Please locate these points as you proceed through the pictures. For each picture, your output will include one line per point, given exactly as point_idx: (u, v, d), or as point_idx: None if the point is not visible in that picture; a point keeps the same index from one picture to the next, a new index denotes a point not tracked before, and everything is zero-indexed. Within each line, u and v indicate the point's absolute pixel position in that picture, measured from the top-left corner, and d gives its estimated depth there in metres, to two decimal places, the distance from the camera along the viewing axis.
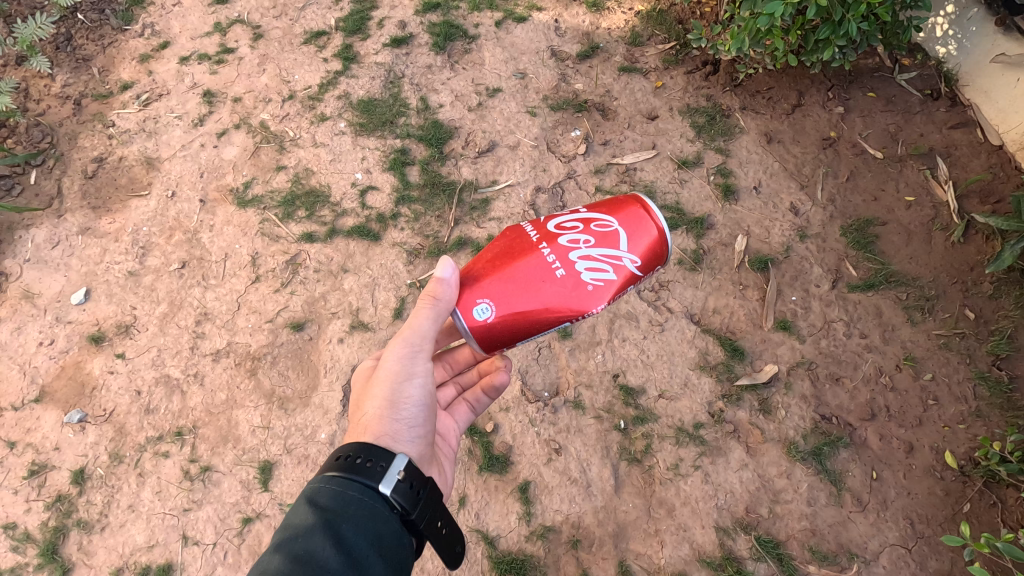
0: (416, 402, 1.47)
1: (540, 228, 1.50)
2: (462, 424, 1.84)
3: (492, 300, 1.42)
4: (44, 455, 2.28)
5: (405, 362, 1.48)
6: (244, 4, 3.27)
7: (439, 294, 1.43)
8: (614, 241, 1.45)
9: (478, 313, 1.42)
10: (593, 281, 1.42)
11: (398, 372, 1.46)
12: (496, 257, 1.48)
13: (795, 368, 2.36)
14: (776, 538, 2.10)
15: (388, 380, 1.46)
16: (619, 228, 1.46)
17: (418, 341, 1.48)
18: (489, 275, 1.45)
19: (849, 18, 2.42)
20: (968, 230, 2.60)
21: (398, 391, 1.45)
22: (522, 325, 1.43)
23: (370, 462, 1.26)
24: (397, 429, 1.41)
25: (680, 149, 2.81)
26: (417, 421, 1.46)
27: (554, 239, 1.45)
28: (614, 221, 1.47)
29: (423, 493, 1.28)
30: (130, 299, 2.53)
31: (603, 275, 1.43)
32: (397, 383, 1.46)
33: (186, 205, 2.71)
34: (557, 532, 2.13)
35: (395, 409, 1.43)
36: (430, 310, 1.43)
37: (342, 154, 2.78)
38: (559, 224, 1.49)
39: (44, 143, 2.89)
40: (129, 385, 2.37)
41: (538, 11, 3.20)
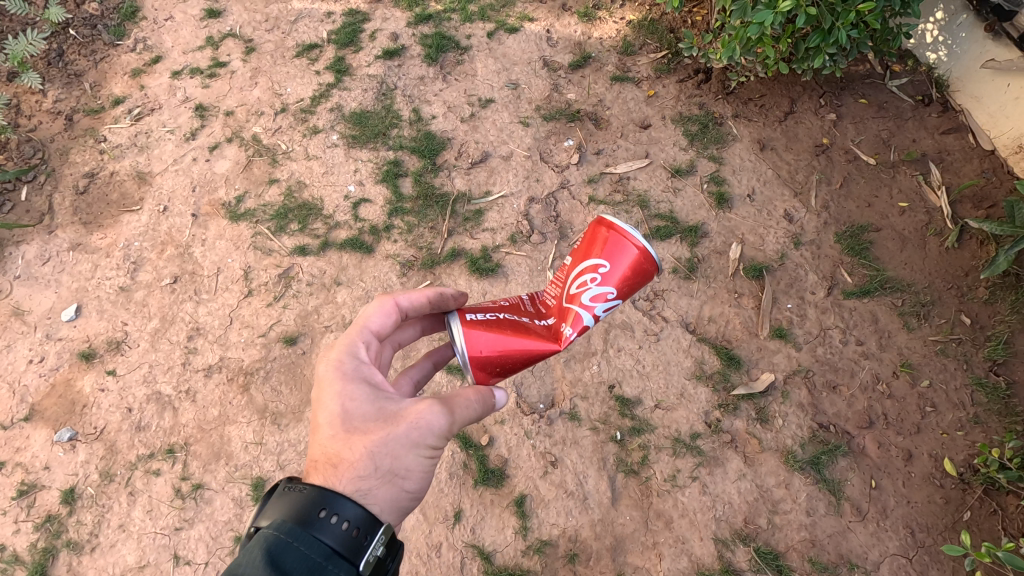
0: (425, 477, 1.39)
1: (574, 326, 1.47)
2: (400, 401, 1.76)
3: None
4: (33, 474, 2.25)
5: (432, 439, 1.35)
6: (236, 18, 3.27)
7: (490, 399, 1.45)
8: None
9: None
10: None
11: (422, 445, 1.34)
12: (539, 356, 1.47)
13: (792, 377, 2.35)
14: (776, 550, 2.08)
15: (411, 445, 1.33)
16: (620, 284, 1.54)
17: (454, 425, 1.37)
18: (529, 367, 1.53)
19: (838, 26, 2.43)
20: (962, 235, 2.60)
21: (416, 464, 1.34)
22: None
23: (351, 524, 1.21)
24: (396, 498, 1.34)
25: (673, 157, 2.81)
26: (414, 495, 1.40)
27: None
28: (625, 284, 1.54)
29: (390, 565, 1.28)
30: (121, 315, 2.51)
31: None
32: (421, 458, 1.35)
33: (178, 220, 2.70)
34: (554, 546, 2.11)
35: (405, 481, 1.34)
36: (478, 408, 1.41)
37: (335, 167, 2.78)
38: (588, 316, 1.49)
39: (35, 159, 2.88)
40: (120, 403, 2.35)
41: (530, 22, 3.21)
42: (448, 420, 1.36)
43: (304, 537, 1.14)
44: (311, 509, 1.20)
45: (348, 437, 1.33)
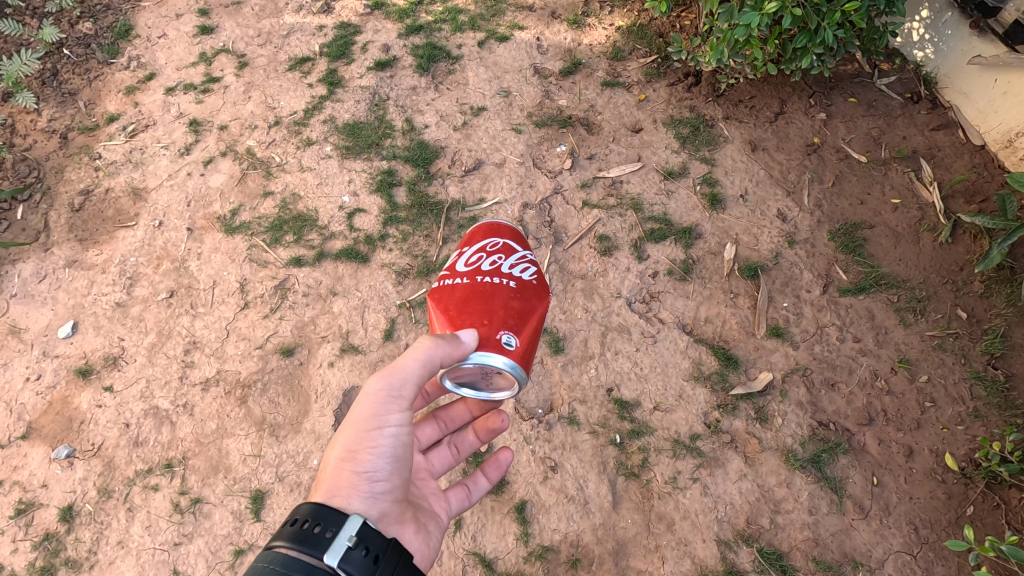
0: (383, 455, 1.39)
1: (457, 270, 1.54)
2: (456, 507, 1.72)
3: (510, 332, 1.38)
4: (31, 492, 2.24)
5: (377, 409, 1.38)
6: (228, 33, 3.30)
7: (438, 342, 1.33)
8: (511, 247, 1.58)
9: (508, 343, 1.37)
10: (530, 269, 1.56)
11: (369, 419, 1.38)
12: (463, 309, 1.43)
13: (790, 376, 2.34)
14: (779, 550, 2.07)
15: (356, 425, 1.38)
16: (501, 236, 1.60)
17: (399, 385, 1.38)
18: (483, 320, 1.39)
19: (825, 26, 2.46)
20: (956, 230, 2.61)
21: (363, 441, 1.37)
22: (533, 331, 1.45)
23: (322, 528, 1.19)
24: (356, 483, 1.34)
25: (665, 160, 2.82)
26: (382, 477, 1.39)
27: (476, 266, 1.52)
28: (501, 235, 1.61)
29: (383, 559, 1.20)
30: (118, 330, 2.51)
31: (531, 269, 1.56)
32: (363, 433, 1.37)
33: (173, 234, 2.71)
34: (556, 552, 2.09)
35: (356, 462, 1.36)
36: (423, 358, 1.32)
37: (330, 178, 2.79)
38: (468, 257, 1.56)
39: (31, 177, 2.89)
40: (118, 419, 2.34)
41: (520, 30, 3.24)
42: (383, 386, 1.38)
43: (280, 557, 1.14)
44: (290, 530, 1.19)
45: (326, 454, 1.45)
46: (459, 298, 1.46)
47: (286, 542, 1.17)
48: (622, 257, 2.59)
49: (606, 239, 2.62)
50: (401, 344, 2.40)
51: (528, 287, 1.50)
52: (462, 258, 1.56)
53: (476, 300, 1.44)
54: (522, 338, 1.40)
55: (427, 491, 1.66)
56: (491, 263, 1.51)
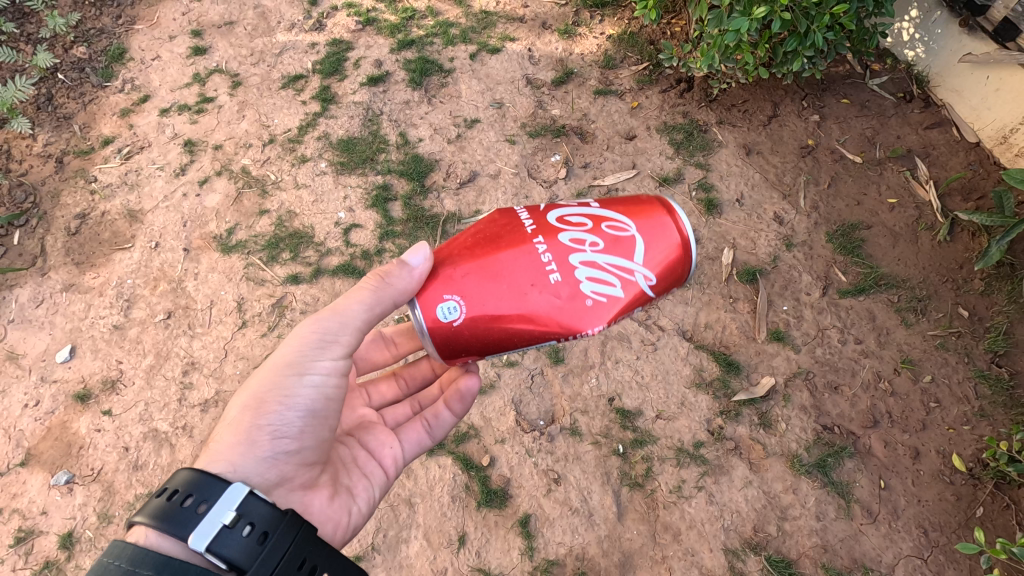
0: (296, 408, 1.36)
1: (537, 216, 1.38)
2: (410, 451, 1.71)
3: (456, 307, 1.31)
4: (30, 520, 2.22)
5: (301, 352, 1.37)
6: (221, 53, 3.32)
7: (391, 274, 1.35)
8: (629, 249, 1.34)
9: (444, 312, 1.31)
10: (593, 294, 1.31)
11: (292, 364, 1.36)
12: (483, 242, 1.35)
13: (793, 380, 2.32)
14: (788, 558, 2.04)
15: (272, 371, 1.37)
16: (639, 235, 1.35)
17: (336, 330, 1.39)
18: (475, 274, 1.31)
19: (815, 29, 2.47)
20: (953, 228, 2.60)
21: (277, 388, 1.35)
22: (497, 330, 1.32)
23: (200, 504, 1.14)
24: (261, 436, 1.33)
25: (660, 166, 2.82)
26: (294, 436, 1.36)
27: (553, 233, 1.34)
28: (650, 252, 1.35)
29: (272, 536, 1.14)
30: (116, 353, 2.50)
31: (614, 286, 1.32)
32: (281, 380, 1.35)
33: (170, 255, 2.70)
34: (561, 565, 2.06)
35: (262, 412, 1.34)
36: (367, 291, 1.38)
37: (325, 194, 2.79)
38: (564, 219, 1.37)
39: (27, 203, 2.89)
40: (116, 442, 2.32)
41: (511, 42, 3.25)
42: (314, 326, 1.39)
43: (130, 552, 1.05)
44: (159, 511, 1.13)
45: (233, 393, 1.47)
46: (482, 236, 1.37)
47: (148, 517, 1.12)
48: None
49: None
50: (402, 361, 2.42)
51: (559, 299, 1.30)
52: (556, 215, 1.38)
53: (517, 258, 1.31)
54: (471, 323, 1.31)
55: (369, 439, 1.65)
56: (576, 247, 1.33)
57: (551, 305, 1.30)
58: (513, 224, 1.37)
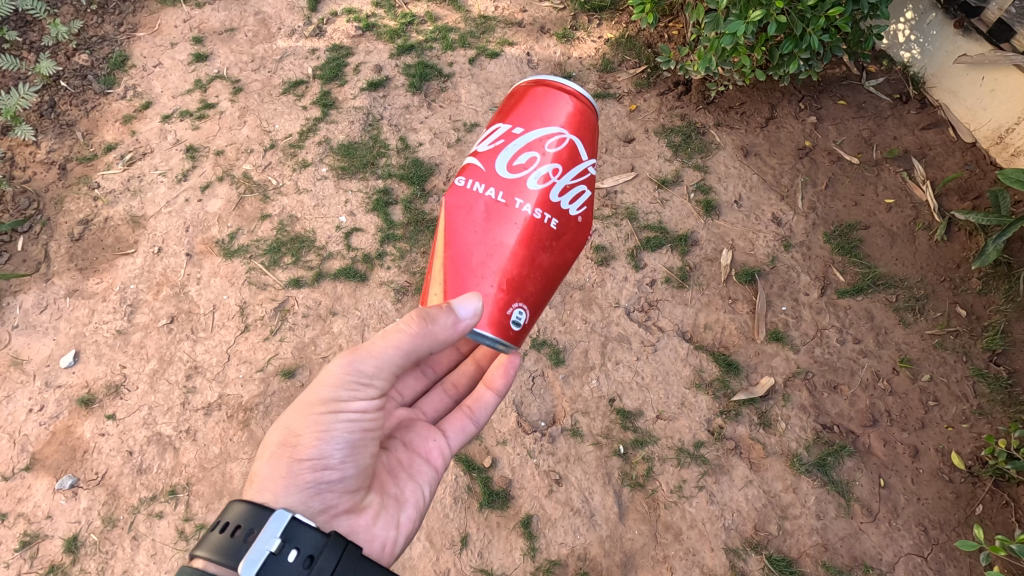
0: (336, 443, 1.39)
1: (498, 181, 1.53)
2: (455, 441, 1.74)
3: (520, 308, 1.52)
4: (35, 524, 2.24)
5: (335, 391, 1.39)
6: (222, 60, 3.34)
7: (435, 322, 1.38)
8: (578, 157, 1.60)
9: (519, 319, 1.52)
10: (580, 212, 1.63)
11: (328, 403, 1.38)
12: (481, 234, 1.50)
13: (792, 379, 2.34)
14: (788, 557, 2.05)
15: (308, 407, 1.40)
16: (571, 139, 1.60)
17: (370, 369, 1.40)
18: (496, 279, 1.49)
19: (810, 32, 2.49)
20: (950, 227, 2.62)
21: (313, 425, 1.38)
22: (546, 289, 1.60)
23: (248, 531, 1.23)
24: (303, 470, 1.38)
25: (659, 169, 2.84)
26: (334, 467, 1.39)
27: (525, 186, 1.53)
28: (570, 132, 1.60)
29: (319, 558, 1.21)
30: (119, 358, 2.52)
31: (584, 192, 1.63)
32: (314, 417, 1.38)
33: (173, 260, 2.72)
34: (563, 566, 2.08)
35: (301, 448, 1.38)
36: (401, 334, 1.38)
37: (326, 199, 2.81)
38: (517, 166, 1.54)
39: (31, 210, 2.91)
40: (121, 446, 2.34)
41: (510, 46, 3.28)
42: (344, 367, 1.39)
43: None
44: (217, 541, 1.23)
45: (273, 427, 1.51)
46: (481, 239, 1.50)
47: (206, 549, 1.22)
48: (620, 266, 2.60)
49: (602, 249, 2.63)
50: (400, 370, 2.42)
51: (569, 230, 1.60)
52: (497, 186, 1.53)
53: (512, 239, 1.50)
54: (532, 306, 1.56)
55: (413, 437, 1.67)
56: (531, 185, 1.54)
57: (563, 245, 1.60)
58: (486, 204, 1.52)
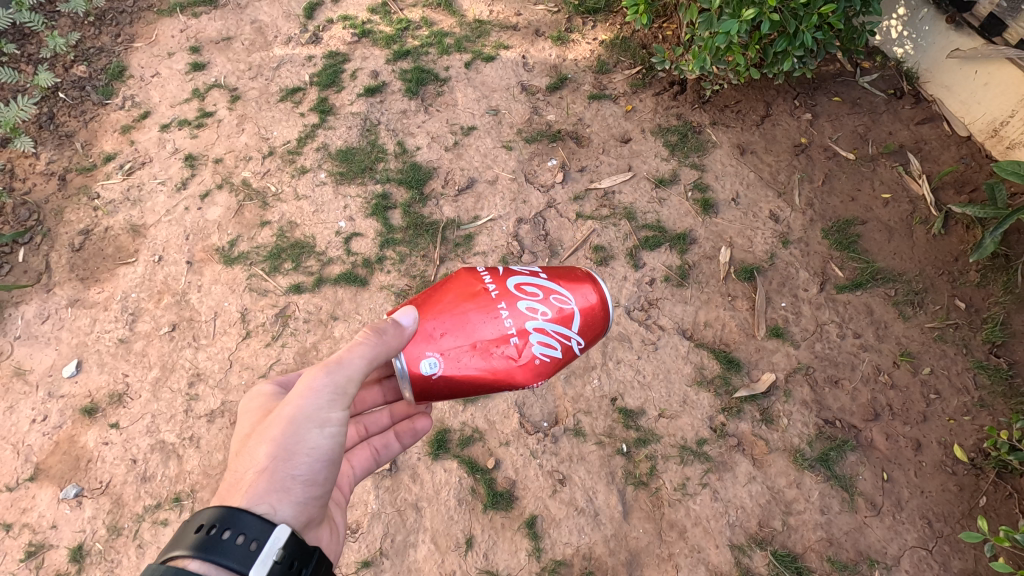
0: (313, 457, 1.35)
1: (499, 283, 1.54)
2: (358, 471, 1.79)
3: (433, 364, 1.43)
4: (40, 534, 2.24)
5: (313, 406, 1.36)
6: (220, 69, 3.36)
7: (387, 332, 1.41)
8: (568, 318, 1.55)
9: (426, 367, 1.43)
10: (541, 355, 1.49)
11: (310, 417, 1.36)
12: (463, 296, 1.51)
13: (793, 375, 2.34)
14: (793, 552, 2.05)
15: (295, 425, 1.34)
16: (577, 307, 1.57)
17: (343, 382, 1.38)
18: (449, 318, 1.46)
19: (803, 29, 2.51)
20: (947, 221, 2.63)
21: (297, 440, 1.34)
22: (466, 385, 1.47)
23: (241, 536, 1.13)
24: (287, 487, 1.31)
25: (656, 168, 2.85)
26: (308, 475, 1.35)
27: (512, 298, 1.50)
28: (583, 308, 1.58)
29: (304, 571, 1.18)
30: (122, 367, 2.52)
31: (555, 350, 1.52)
32: (304, 432, 1.35)
33: (174, 268, 2.73)
34: (569, 566, 2.08)
35: (288, 464, 1.32)
36: (369, 346, 1.38)
37: (325, 205, 2.82)
38: (519, 286, 1.54)
39: (31, 221, 2.92)
40: (124, 455, 2.34)
41: (505, 50, 3.30)
42: (327, 381, 1.37)
43: None
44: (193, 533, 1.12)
45: (236, 444, 1.42)
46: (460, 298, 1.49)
47: (193, 554, 1.09)
48: (619, 266, 2.61)
49: (601, 249, 2.64)
50: None
51: (525, 355, 1.47)
52: (516, 281, 1.55)
53: (505, 340, 1.46)
54: (445, 375, 1.44)
55: None
56: (547, 314, 1.52)
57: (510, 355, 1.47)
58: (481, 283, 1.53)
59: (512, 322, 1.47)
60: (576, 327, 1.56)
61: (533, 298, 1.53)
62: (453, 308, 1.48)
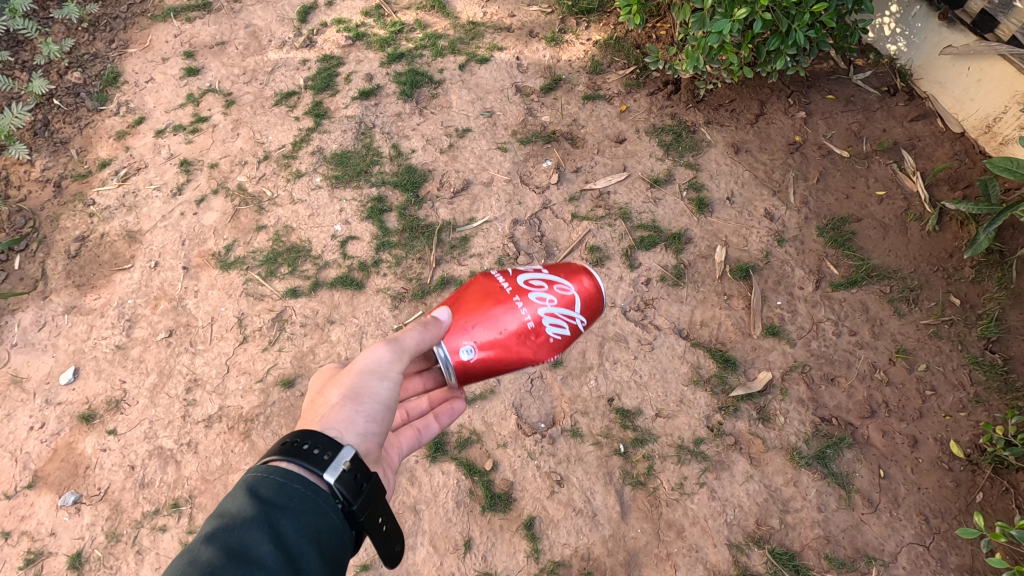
0: (377, 402, 1.45)
1: (510, 280, 1.60)
2: (405, 449, 1.78)
3: (468, 348, 1.52)
4: (39, 541, 2.24)
5: (378, 361, 1.47)
6: (214, 73, 3.36)
7: (430, 323, 1.51)
8: (572, 301, 1.60)
9: (463, 354, 1.51)
10: (553, 334, 1.57)
11: (373, 369, 1.46)
12: (480, 293, 1.58)
13: (789, 373, 2.35)
14: (790, 550, 2.06)
15: (361, 374, 1.45)
16: (577, 289, 1.61)
17: (398, 350, 1.48)
18: (473, 313, 1.55)
19: (795, 28, 2.52)
20: (942, 218, 2.64)
21: (362, 385, 1.44)
22: (496, 365, 1.56)
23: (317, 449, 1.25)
24: (351, 420, 1.39)
25: (651, 168, 2.86)
26: (368, 419, 1.43)
27: (524, 292, 1.56)
28: (583, 292, 1.62)
29: (367, 486, 1.28)
30: (119, 373, 2.52)
31: (564, 328, 1.59)
32: (370, 381, 1.45)
33: (170, 274, 2.73)
34: (568, 566, 2.08)
35: (355, 404, 1.42)
36: (417, 332, 1.48)
37: (321, 208, 2.82)
38: (527, 279, 1.60)
39: (27, 228, 2.92)
40: (123, 461, 2.34)
41: (499, 51, 3.30)
42: (389, 350, 1.48)
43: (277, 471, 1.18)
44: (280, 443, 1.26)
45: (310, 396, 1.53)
46: (479, 297, 1.57)
47: (280, 456, 1.23)
48: (614, 266, 2.61)
49: (597, 250, 2.64)
50: None
51: (540, 335, 1.55)
52: (523, 275, 1.61)
53: (525, 328, 1.54)
54: (478, 358, 1.53)
55: None
56: (556, 300, 1.58)
57: (528, 336, 1.54)
58: (493, 281, 1.61)
59: (530, 313, 1.54)
60: (581, 305, 1.61)
61: (540, 288, 1.59)
62: (474, 303, 1.56)
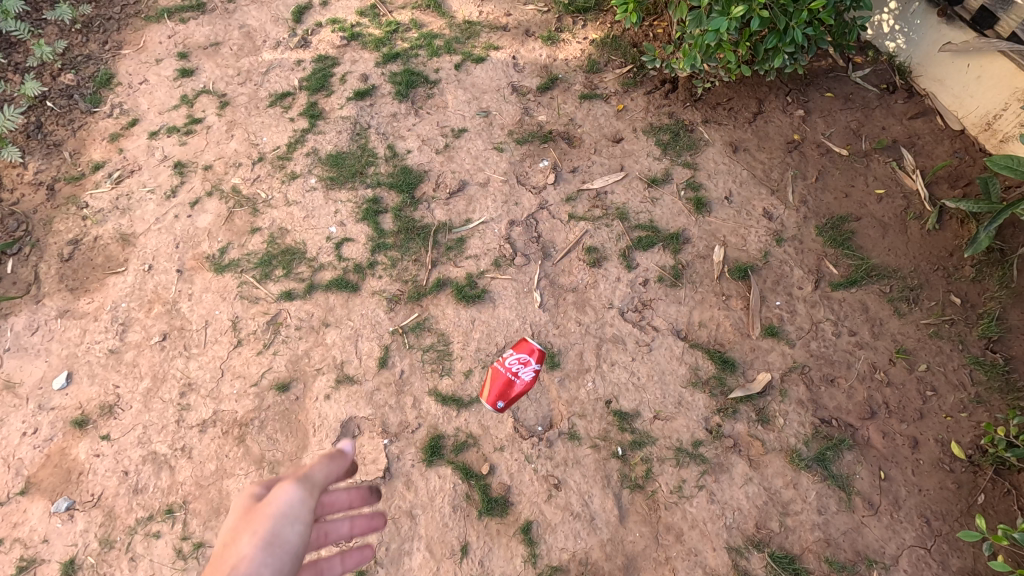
0: (285, 549, 1.28)
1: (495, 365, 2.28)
2: None
3: (500, 403, 2.23)
4: (32, 548, 2.22)
5: (295, 502, 1.35)
6: (208, 74, 3.34)
7: (337, 462, 1.49)
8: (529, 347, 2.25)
9: (499, 405, 2.23)
10: (531, 368, 2.23)
11: (284, 511, 1.32)
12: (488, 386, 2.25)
13: (789, 374, 2.33)
14: (791, 553, 2.04)
15: (278, 517, 1.31)
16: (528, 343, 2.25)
17: (312, 488, 1.41)
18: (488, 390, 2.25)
19: (793, 25, 2.49)
20: (942, 216, 2.62)
21: (273, 530, 1.28)
22: (518, 395, 2.24)
23: None
24: None
25: (648, 168, 2.83)
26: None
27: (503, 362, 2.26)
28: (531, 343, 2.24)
29: None
30: (113, 378, 2.50)
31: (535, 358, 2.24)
32: (280, 520, 1.30)
33: (164, 277, 2.71)
34: (566, 571, 2.06)
35: (265, 553, 1.24)
36: (325, 465, 1.45)
37: (316, 210, 2.80)
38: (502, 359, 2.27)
39: (19, 232, 2.90)
40: (116, 467, 2.32)
41: (495, 50, 3.27)
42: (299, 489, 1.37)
43: None
44: None
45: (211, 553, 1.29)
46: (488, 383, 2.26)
47: None
48: (612, 267, 2.59)
49: (594, 250, 2.62)
50: (373, 385, 2.39)
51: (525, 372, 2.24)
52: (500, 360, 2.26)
53: (528, 384, 2.24)
54: (507, 401, 2.24)
55: None
56: (537, 361, 2.22)
57: (521, 376, 2.23)
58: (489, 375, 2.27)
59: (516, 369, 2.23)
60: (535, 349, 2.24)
61: (523, 359, 2.23)
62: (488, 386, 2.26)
